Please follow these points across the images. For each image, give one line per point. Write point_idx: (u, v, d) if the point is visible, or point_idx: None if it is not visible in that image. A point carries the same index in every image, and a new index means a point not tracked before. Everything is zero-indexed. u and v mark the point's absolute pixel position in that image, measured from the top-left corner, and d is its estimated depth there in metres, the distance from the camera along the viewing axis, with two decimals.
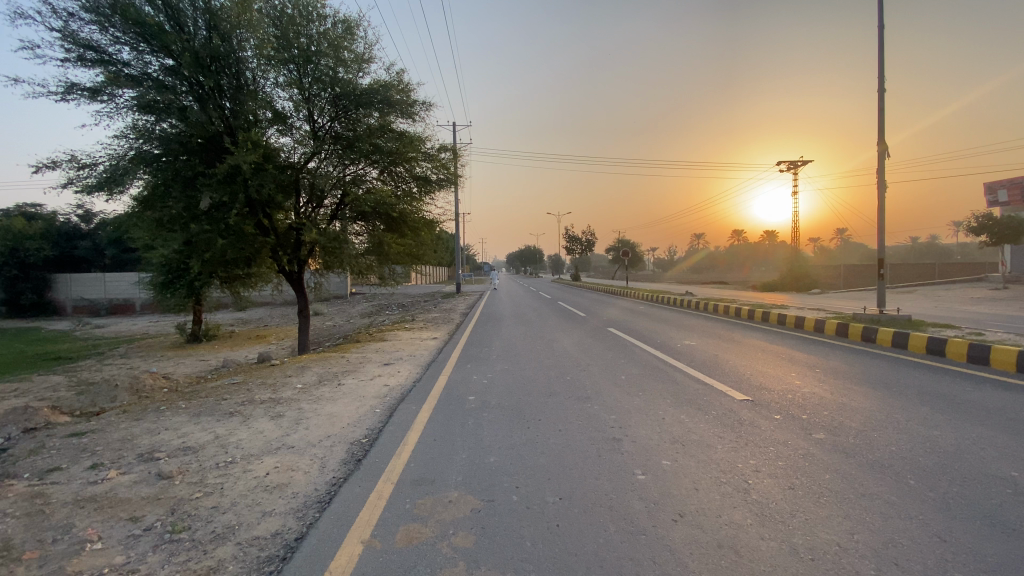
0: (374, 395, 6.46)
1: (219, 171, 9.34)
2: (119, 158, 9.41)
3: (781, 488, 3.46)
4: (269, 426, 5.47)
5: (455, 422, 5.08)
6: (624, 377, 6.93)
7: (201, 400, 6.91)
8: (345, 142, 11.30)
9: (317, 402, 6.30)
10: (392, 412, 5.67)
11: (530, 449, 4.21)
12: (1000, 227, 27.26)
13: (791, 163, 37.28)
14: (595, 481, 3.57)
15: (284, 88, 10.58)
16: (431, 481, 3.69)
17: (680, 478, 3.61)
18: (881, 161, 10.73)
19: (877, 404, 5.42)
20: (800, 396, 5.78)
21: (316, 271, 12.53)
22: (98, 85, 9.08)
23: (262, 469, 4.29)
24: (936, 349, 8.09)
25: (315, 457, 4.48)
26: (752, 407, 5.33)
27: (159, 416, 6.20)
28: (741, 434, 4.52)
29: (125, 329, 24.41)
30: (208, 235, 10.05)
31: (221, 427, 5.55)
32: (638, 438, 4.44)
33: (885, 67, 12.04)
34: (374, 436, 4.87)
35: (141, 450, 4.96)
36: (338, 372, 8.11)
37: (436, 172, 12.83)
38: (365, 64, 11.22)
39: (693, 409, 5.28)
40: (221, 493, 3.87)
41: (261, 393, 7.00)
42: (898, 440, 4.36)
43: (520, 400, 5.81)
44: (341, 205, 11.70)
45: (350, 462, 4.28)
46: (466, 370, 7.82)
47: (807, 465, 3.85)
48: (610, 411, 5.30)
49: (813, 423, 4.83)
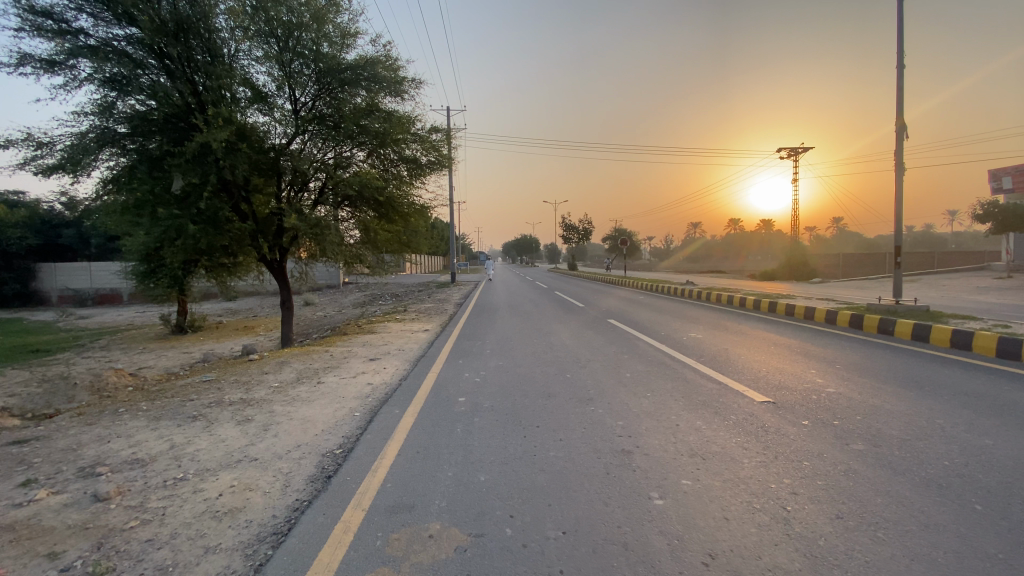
0: (355, 396, 5.87)
1: (187, 149, 8.62)
2: (80, 137, 8.72)
3: (827, 518, 2.89)
4: (233, 433, 4.86)
5: (441, 429, 4.50)
6: (628, 374, 6.34)
7: (166, 400, 6.29)
8: (330, 122, 10.56)
9: (291, 404, 5.70)
10: (373, 416, 5.08)
11: (526, 465, 3.63)
12: (1006, 215, 26.77)
13: (792, 150, 36.55)
14: (605, 509, 2.99)
15: (262, 63, 9.89)
16: (408, 509, 3.10)
17: (707, 504, 3.04)
18: (900, 140, 10.09)
19: (915, 407, 4.84)
20: (825, 397, 5.21)
21: (299, 260, 11.81)
22: (56, 56, 8.36)
23: (215, 488, 3.69)
24: (962, 343, 7.55)
25: (279, 473, 3.88)
26: (776, 411, 4.75)
27: (115, 420, 5.59)
28: (769, 446, 3.93)
29: (108, 320, 23.62)
30: (179, 220, 9.35)
31: (179, 434, 4.93)
32: (651, 450, 3.86)
33: (904, 41, 11.40)
34: (349, 446, 4.29)
35: (84, 463, 4.35)
36: (319, 369, 7.50)
37: (427, 155, 12.07)
38: (352, 38, 10.49)
39: (709, 414, 4.71)
40: (161, 521, 3.26)
41: (231, 393, 6.38)
42: (948, 453, 3.81)
43: (515, 403, 5.23)
44: (325, 189, 10.96)
45: (318, 479, 3.71)
46: (457, 366, 7.23)
47: (851, 484, 3.29)
48: (616, 415, 4.73)
49: (846, 429, 4.28)
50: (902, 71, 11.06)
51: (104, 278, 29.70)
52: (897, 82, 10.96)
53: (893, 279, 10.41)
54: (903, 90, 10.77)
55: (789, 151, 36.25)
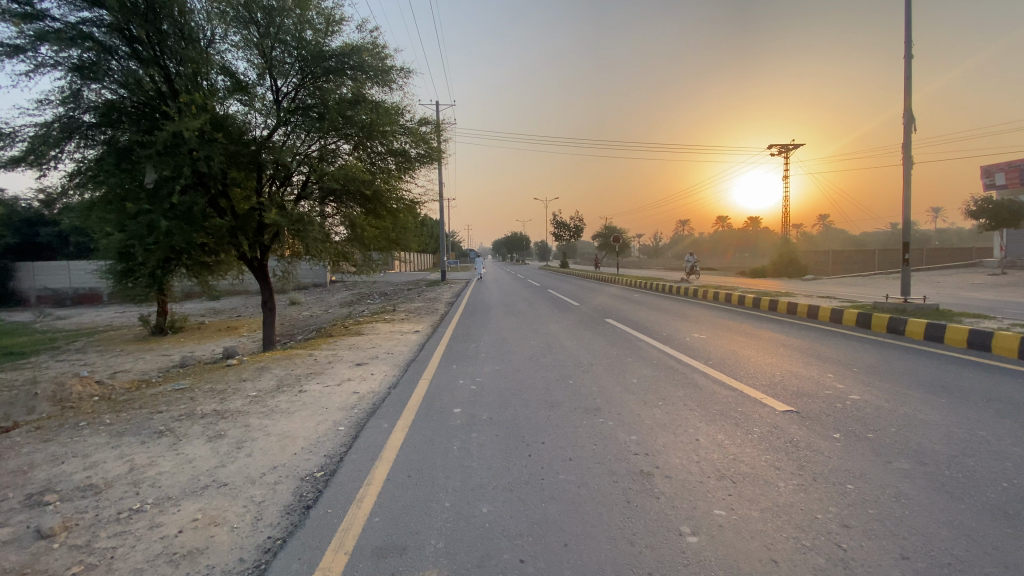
0: (339, 407, 5.38)
1: (158, 139, 8.04)
2: (44, 128, 8.14)
3: (891, 559, 2.48)
4: (203, 452, 4.34)
5: (434, 448, 4.03)
6: (635, 380, 5.91)
7: (133, 412, 5.73)
8: (314, 113, 9.99)
9: (270, 417, 5.18)
10: (359, 431, 4.59)
11: (533, 492, 3.19)
12: (998, 211, 26.81)
13: (784, 146, 36.32)
14: (631, 551, 2.55)
15: (240, 49, 9.34)
16: (399, 551, 2.65)
17: (748, 541, 2.62)
18: (909, 130, 9.77)
19: (951, 417, 4.47)
20: (852, 405, 4.81)
21: (281, 258, 11.21)
22: (17, 41, 7.74)
23: (175, 523, 3.18)
24: (980, 343, 7.22)
25: (251, 502, 3.39)
26: (802, 422, 4.35)
27: (75, 435, 5.03)
28: (804, 465, 3.52)
29: (84, 321, 22.71)
30: (150, 216, 8.73)
31: (143, 453, 4.41)
32: (674, 472, 3.42)
33: (911, 29, 11.14)
34: (332, 468, 3.82)
35: (31, 489, 3.80)
36: (302, 375, 6.97)
37: (416, 147, 11.54)
38: (336, 24, 9.94)
39: (730, 426, 4.28)
40: (108, 567, 2.76)
41: (205, 404, 5.84)
42: (1004, 471, 3.42)
43: (516, 414, 4.78)
44: (309, 183, 10.38)
45: (295, 510, 3.22)
46: (451, 372, 6.75)
47: (906, 514, 2.89)
48: (628, 428, 4.30)
49: (882, 444, 3.88)
50: (909, 66, 10.77)
51: (83, 278, 28.70)
52: (905, 73, 10.70)
53: (902, 275, 10.08)
54: (909, 80, 10.51)
55: (781, 147, 36.20)
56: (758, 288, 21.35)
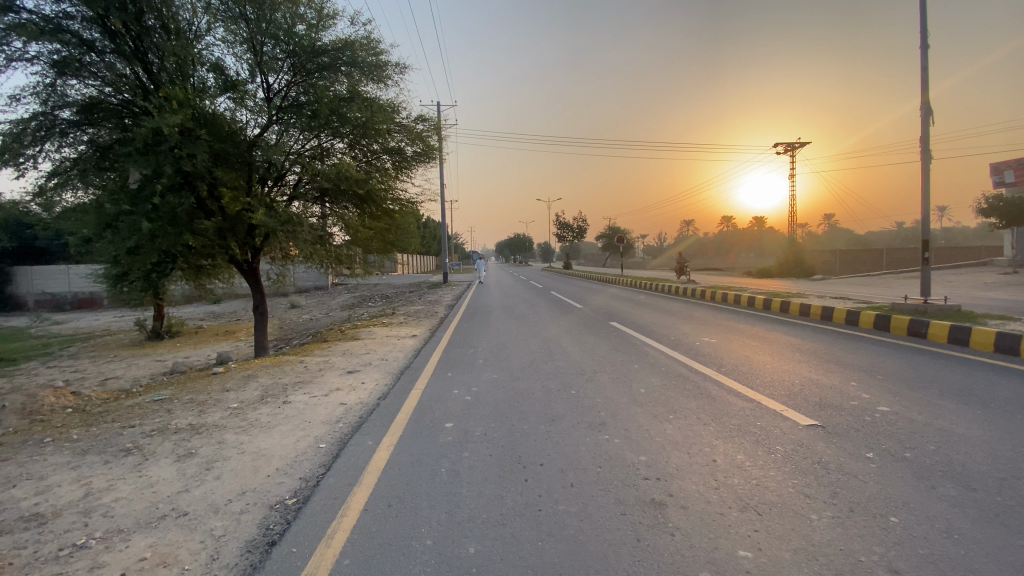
0: (323, 420, 4.99)
1: (137, 136, 7.67)
2: (21, 125, 7.86)
3: None
4: (167, 474, 3.94)
5: (421, 471, 3.62)
6: (642, 390, 5.48)
7: (104, 427, 5.34)
8: (306, 110, 9.61)
9: (247, 433, 4.78)
10: (341, 450, 4.19)
11: (529, 527, 2.77)
12: (1009, 209, 26.21)
13: (789, 146, 35.89)
14: None
15: (229, 44, 9.00)
16: None
17: None
18: (928, 121, 9.30)
19: (992, 431, 4.03)
20: (881, 419, 4.37)
21: (273, 260, 10.85)
22: None
23: (119, 564, 2.78)
24: (1010, 347, 6.77)
25: (209, 537, 2.99)
26: (828, 439, 3.93)
27: (37, 454, 4.65)
28: (837, 492, 3.09)
29: (83, 326, 22.43)
30: (132, 218, 8.38)
31: (102, 475, 4.01)
32: (690, 501, 3.00)
33: (928, 17, 10.73)
34: (306, 494, 3.43)
35: None
36: (288, 385, 6.56)
37: (413, 145, 11.13)
38: (329, 18, 9.55)
39: (749, 444, 3.86)
40: None
41: (181, 418, 5.44)
42: None
43: (514, 430, 4.38)
44: (301, 182, 10.01)
45: (258, 547, 2.82)
46: (445, 381, 6.35)
47: (961, 555, 2.46)
48: (637, 447, 3.88)
49: (922, 465, 3.46)
50: (925, 57, 10.32)
51: (82, 282, 28.51)
52: (922, 63, 10.27)
53: (922, 274, 9.61)
54: (926, 71, 10.09)
55: (785, 146, 35.51)
56: (759, 288, 21.32)
